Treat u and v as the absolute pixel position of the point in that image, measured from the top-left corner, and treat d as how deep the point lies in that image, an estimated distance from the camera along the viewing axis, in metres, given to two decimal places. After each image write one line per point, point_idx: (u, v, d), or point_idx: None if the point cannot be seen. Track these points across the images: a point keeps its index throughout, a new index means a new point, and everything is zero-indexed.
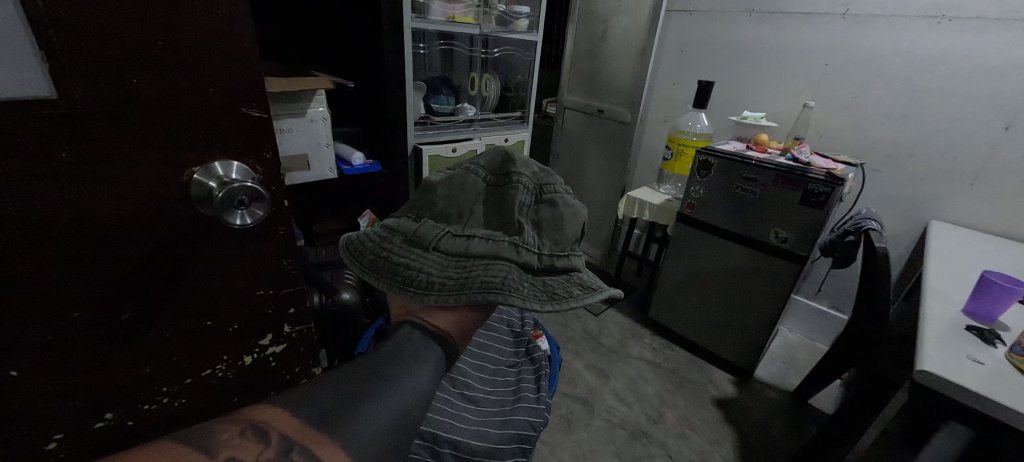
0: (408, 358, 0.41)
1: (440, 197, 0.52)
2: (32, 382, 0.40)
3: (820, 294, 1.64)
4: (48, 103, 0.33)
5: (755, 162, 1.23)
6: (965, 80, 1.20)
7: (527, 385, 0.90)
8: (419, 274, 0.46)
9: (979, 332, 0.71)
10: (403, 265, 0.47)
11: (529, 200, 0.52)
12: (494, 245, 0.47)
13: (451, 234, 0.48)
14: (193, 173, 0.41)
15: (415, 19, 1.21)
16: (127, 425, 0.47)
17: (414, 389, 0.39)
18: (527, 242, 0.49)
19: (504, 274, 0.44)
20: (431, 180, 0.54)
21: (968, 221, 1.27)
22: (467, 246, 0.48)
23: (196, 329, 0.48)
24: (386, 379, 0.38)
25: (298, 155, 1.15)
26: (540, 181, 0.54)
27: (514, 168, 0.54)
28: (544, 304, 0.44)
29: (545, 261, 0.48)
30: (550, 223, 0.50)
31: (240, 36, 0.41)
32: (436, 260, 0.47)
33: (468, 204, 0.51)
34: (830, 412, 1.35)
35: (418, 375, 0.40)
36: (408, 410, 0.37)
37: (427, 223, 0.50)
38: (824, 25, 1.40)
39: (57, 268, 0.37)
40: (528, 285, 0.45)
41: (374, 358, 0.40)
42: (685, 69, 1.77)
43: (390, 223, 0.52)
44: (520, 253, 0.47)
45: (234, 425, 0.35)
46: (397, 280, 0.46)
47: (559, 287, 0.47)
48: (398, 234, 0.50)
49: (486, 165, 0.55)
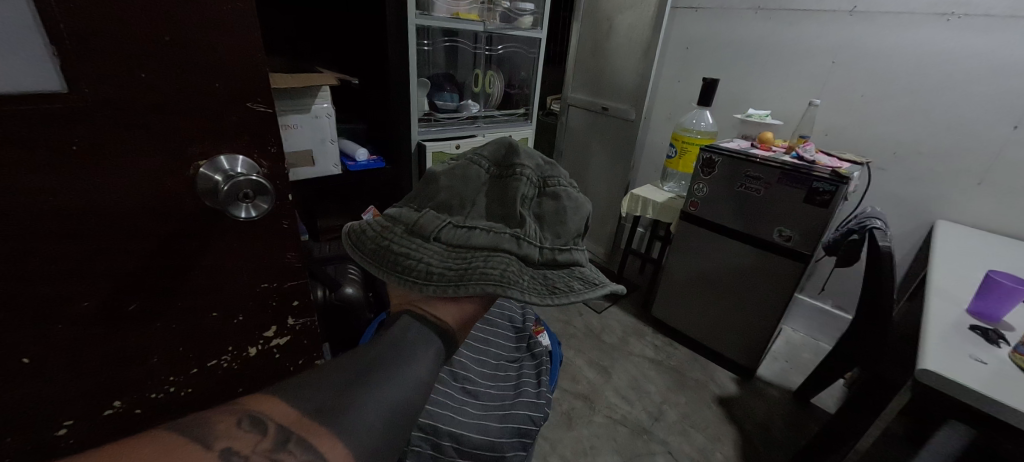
0: (409, 347, 0.41)
1: (442, 188, 0.52)
2: (42, 369, 0.41)
3: (824, 293, 1.63)
4: (59, 97, 0.34)
5: (759, 160, 1.22)
6: (974, 79, 1.19)
7: (527, 380, 0.90)
8: (420, 264, 0.46)
9: (983, 332, 0.70)
10: (404, 254, 0.48)
11: (532, 192, 0.52)
12: (495, 237, 0.48)
13: (452, 225, 0.49)
14: (199, 166, 0.42)
15: (419, 16, 1.21)
16: (136, 412, 0.48)
17: (416, 379, 0.39)
18: (529, 234, 0.49)
19: (504, 266, 0.45)
20: (434, 171, 0.54)
21: (974, 221, 1.26)
22: (468, 237, 0.48)
23: (202, 320, 0.49)
24: (385, 370, 0.38)
25: (303, 151, 1.16)
26: (544, 174, 0.54)
27: (518, 159, 0.54)
28: (543, 297, 0.45)
29: (546, 255, 0.49)
30: (552, 216, 0.51)
31: (247, 31, 0.41)
32: (436, 250, 0.48)
33: (470, 196, 0.52)
34: (832, 412, 1.35)
35: (418, 366, 0.40)
36: (407, 400, 0.37)
37: (429, 213, 0.51)
38: (830, 23, 1.39)
39: (66, 259, 0.38)
40: (527, 278, 0.46)
41: (373, 349, 0.40)
42: (689, 66, 1.76)
43: (392, 213, 0.53)
44: (521, 246, 0.48)
45: (229, 415, 0.34)
46: (398, 269, 0.47)
47: (560, 281, 0.48)
48: (400, 225, 0.51)
49: (489, 155, 0.55)
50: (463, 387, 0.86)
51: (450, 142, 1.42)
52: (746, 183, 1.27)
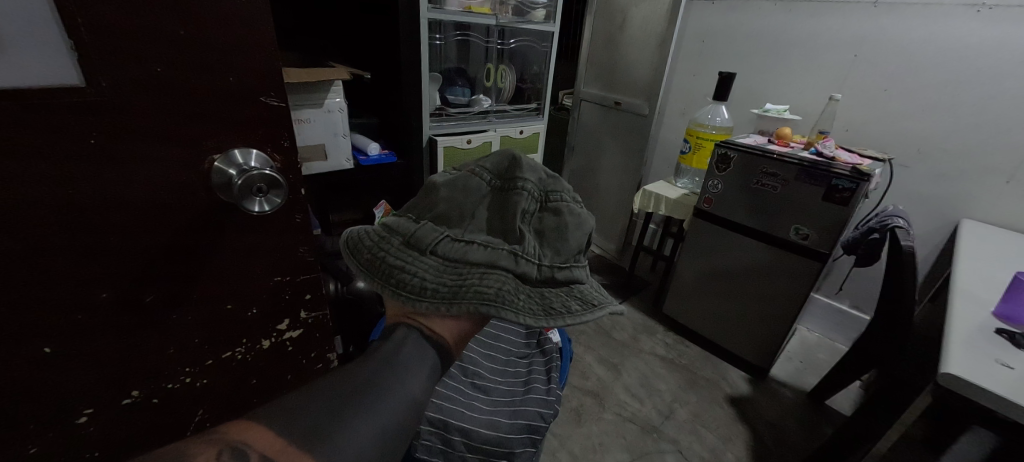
0: (405, 364, 0.38)
1: (441, 199, 0.48)
2: (63, 358, 0.41)
3: (841, 293, 1.60)
4: (77, 91, 0.35)
5: (776, 156, 1.20)
6: (1003, 72, 1.15)
7: (538, 377, 0.89)
8: (413, 278, 0.42)
9: (1009, 336, 0.68)
10: (398, 267, 0.43)
11: (533, 207, 0.49)
12: (492, 253, 0.44)
13: (450, 238, 0.45)
14: (214, 160, 0.42)
15: (430, 9, 1.21)
16: (152, 402, 0.49)
17: (411, 392, 0.36)
18: (528, 252, 0.45)
19: (500, 285, 0.41)
20: (434, 180, 0.50)
21: (1001, 220, 1.22)
22: (465, 252, 0.44)
23: (215, 312, 0.49)
24: (383, 383, 0.35)
25: (315, 146, 1.16)
26: (547, 188, 0.51)
27: (521, 173, 0.50)
28: (538, 319, 0.42)
29: (544, 273, 0.46)
30: (553, 232, 0.47)
31: (259, 26, 0.41)
32: (432, 264, 0.43)
33: (470, 208, 0.48)
34: (848, 414, 1.32)
35: (410, 385, 0.36)
36: (403, 419, 0.34)
37: (427, 224, 0.46)
38: (854, 15, 1.35)
39: (86, 250, 0.39)
40: (523, 297, 0.43)
41: (366, 368, 0.36)
42: (706, 59, 1.73)
43: (390, 222, 0.48)
44: (518, 263, 0.44)
45: (208, 446, 0.29)
46: (390, 283, 0.43)
47: (557, 301, 0.45)
48: (396, 235, 0.47)
49: (491, 168, 0.51)
50: (474, 383, 0.87)
51: (461, 137, 1.41)
52: (762, 180, 1.25)
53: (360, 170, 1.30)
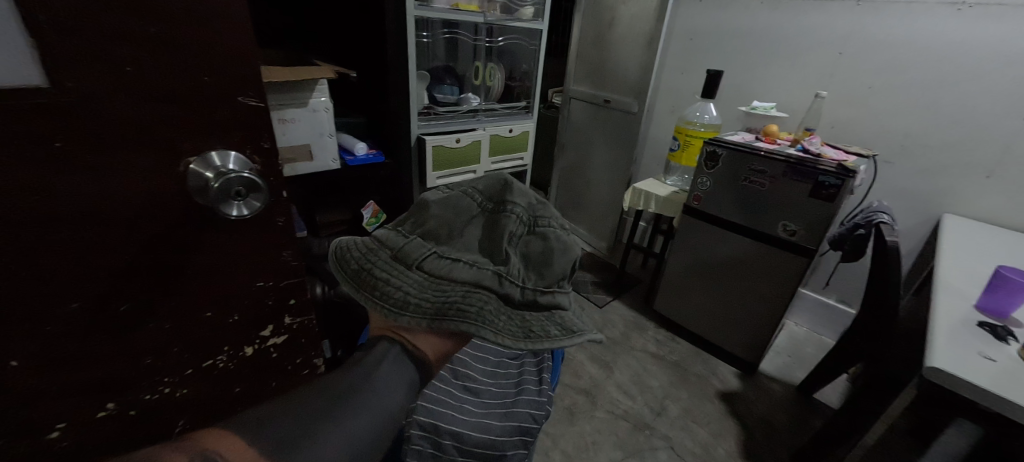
0: (385, 377, 0.37)
1: (432, 214, 0.46)
2: (33, 371, 0.40)
3: (828, 288, 1.62)
4: (40, 92, 0.33)
5: (764, 154, 1.21)
6: (983, 69, 1.17)
7: (529, 377, 0.89)
8: (397, 292, 0.41)
9: (992, 329, 0.69)
10: (384, 280, 0.42)
11: (523, 230, 0.47)
12: (477, 272, 0.42)
13: (438, 255, 0.44)
14: (191, 163, 0.41)
15: (417, 6, 1.19)
16: (129, 414, 0.48)
17: (389, 405, 0.35)
18: (514, 273, 0.43)
19: (482, 304, 0.40)
20: (427, 196, 0.49)
21: (981, 213, 1.24)
22: (451, 269, 0.43)
23: (195, 320, 0.48)
24: (360, 394, 0.34)
25: (301, 146, 1.14)
26: (538, 213, 0.49)
27: (512, 195, 0.48)
28: (518, 342, 0.40)
29: (530, 296, 0.43)
30: (541, 257, 0.45)
31: (234, 23, 0.40)
32: (417, 279, 0.42)
33: (461, 225, 0.46)
34: (835, 407, 1.34)
35: (390, 399, 0.36)
36: (380, 434, 0.33)
37: (416, 238, 0.45)
38: (838, 13, 1.36)
39: (55, 259, 0.37)
40: (505, 318, 0.41)
41: (347, 378, 0.35)
42: (693, 57, 1.74)
43: (380, 234, 0.47)
44: (503, 283, 0.43)
45: (178, 452, 0.27)
46: (375, 295, 0.42)
47: (541, 325, 0.43)
48: (385, 248, 0.45)
49: (484, 189, 0.50)
50: (465, 385, 0.86)
51: (450, 136, 1.40)
52: (750, 178, 1.25)
53: (347, 170, 1.28)
